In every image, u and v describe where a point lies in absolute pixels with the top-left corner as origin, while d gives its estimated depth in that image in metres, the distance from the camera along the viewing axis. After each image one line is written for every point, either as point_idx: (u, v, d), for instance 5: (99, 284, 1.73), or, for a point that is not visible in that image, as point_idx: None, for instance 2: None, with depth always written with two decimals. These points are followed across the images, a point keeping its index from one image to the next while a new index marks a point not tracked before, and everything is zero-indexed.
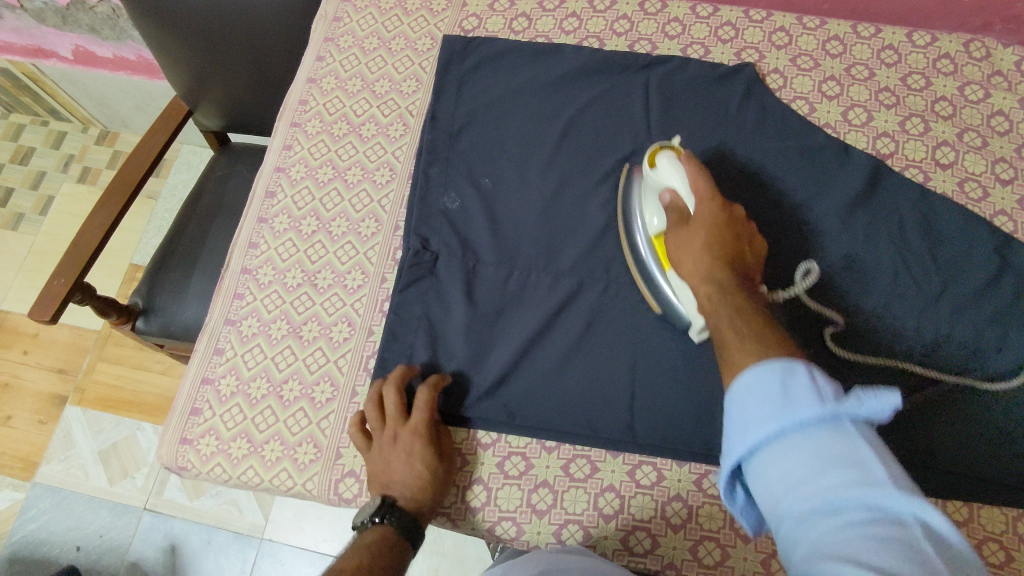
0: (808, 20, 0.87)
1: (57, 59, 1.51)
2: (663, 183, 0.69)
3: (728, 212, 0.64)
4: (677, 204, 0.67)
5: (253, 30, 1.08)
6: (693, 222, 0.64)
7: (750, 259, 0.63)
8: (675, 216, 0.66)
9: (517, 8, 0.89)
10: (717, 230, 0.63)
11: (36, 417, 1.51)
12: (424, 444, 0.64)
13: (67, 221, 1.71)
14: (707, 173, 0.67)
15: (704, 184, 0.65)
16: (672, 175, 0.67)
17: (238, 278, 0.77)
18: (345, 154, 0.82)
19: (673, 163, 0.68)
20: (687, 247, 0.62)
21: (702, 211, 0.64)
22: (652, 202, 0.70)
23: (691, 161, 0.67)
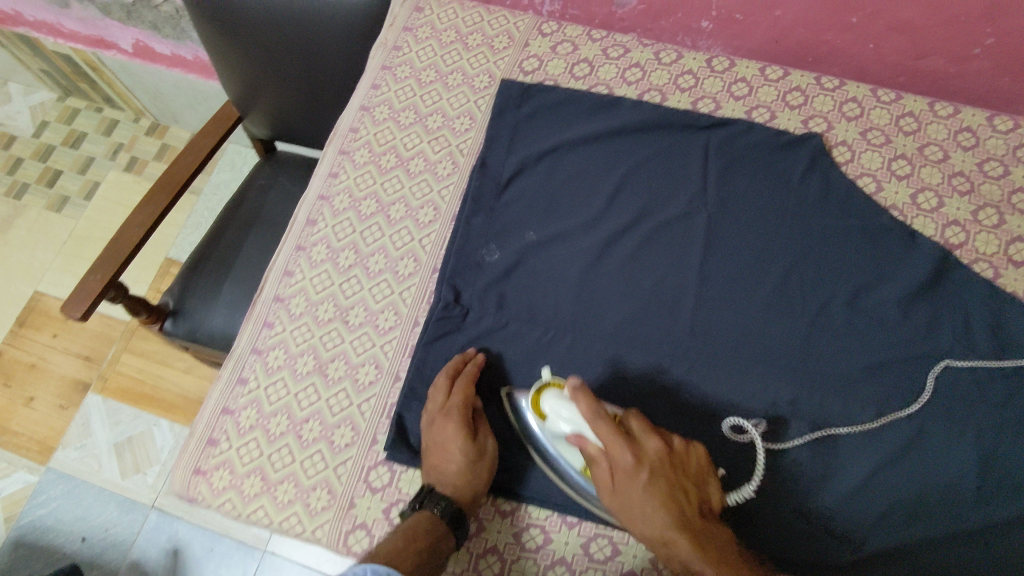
0: (883, 92, 0.83)
1: (117, 50, 1.53)
2: (564, 430, 0.62)
3: (645, 455, 0.59)
4: (592, 453, 0.61)
5: (311, 50, 1.08)
6: (620, 486, 0.59)
7: (693, 490, 0.59)
8: (602, 478, 0.61)
9: (579, 53, 0.87)
10: (657, 492, 0.58)
11: (57, 401, 1.52)
12: (456, 426, 0.64)
13: (109, 209, 1.73)
14: (604, 413, 0.60)
15: (607, 432, 0.59)
16: (574, 423, 0.61)
17: (270, 306, 0.75)
18: (390, 189, 0.80)
19: (566, 405, 0.62)
20: (633, 525, 0.59)
21: (627, 479, 0.59)
22: (566, 446, 0.65)
23: (579, 398, 0.60)
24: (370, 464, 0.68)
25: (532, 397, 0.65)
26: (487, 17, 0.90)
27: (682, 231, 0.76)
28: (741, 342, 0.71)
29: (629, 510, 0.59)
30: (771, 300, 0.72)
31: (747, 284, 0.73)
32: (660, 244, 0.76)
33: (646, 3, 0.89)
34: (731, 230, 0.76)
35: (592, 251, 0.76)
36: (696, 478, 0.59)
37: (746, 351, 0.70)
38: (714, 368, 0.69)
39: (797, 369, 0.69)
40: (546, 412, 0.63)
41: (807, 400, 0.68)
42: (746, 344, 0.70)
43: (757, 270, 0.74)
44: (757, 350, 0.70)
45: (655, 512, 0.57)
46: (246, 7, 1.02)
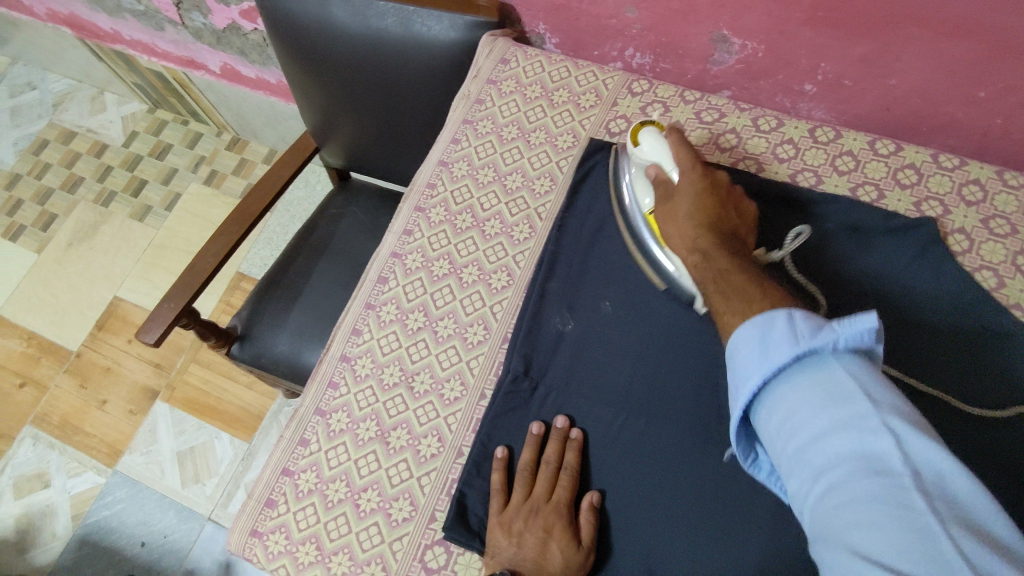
0: (1010, 175, 0.75)
1: (206, 71, 1.58)
2: (648, 158, 0.72)
3: (712, 178, 0.67)
4: (665, 177, 0.69)
5: (388, 99, 1.07)
6: (680, 192, 0.67)
7: (735, 220, 0.65)
8: (661, 194, 0.69)
9: (670, 115, 0.82)
10: (702, 199, 0.65)
11: (129, 405, 1.58)
12: (563, 526, 0.62)
13: (188, 220, 1.79)
14: (687, 144, 0.70)
15: (685, 152, 0.69)
16: (658, 153, 0.71)
17: (336, 365, 0.75)
18: (464, 250, 0.78)
19: (660, 139, 0.71)
20: (672, 225, 0.66)
21: (686, 189, 0.67)
22: (641, 180, 0.72)
23: (674, 133, 0.71)
24: (426, 543, 0.65)
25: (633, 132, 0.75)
26: (575, 72, 0.87)
27: None
28: None
29: (675, 212, 0.66)
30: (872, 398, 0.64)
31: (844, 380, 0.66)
32: None
33: (745, 63, 0.84)
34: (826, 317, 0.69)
35: (673, 333, 0.71)
36: (743, 224, 0.66)
37: None
38: None
39: None
40: (641, 141, 0.72)
41: None
42: None
43: None
44: None
45: (695, 229, 0.64)
46: (328, 52, 1.02)
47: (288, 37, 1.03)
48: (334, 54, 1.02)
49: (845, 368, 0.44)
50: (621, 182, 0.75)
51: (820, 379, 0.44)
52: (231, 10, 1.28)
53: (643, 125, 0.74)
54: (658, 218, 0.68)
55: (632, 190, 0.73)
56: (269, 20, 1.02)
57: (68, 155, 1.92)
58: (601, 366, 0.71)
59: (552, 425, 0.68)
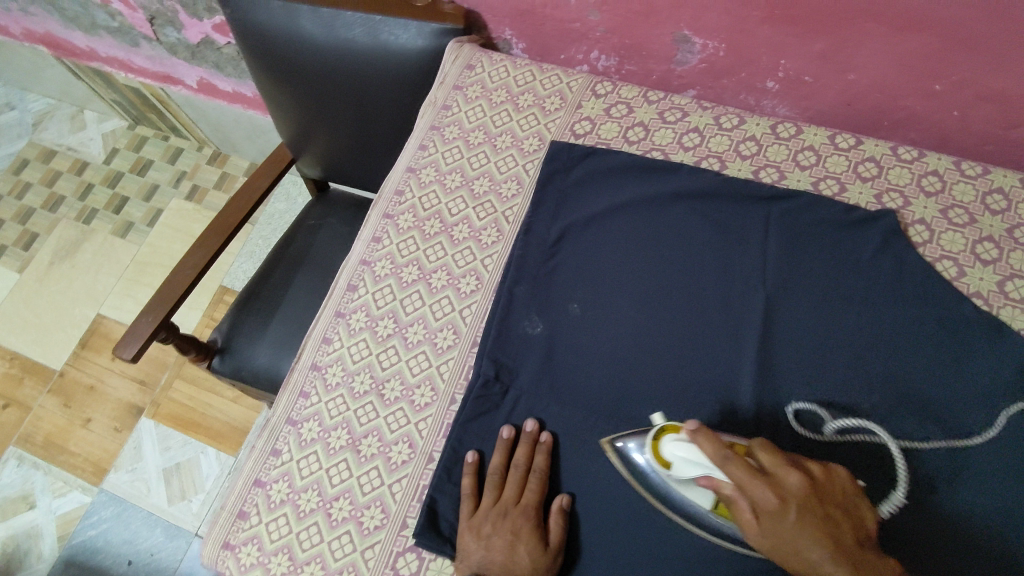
0: (968, 165, 0.76)
1: (183, 86, 1.58)
2: (693, 473, 0.57)
3: (789, 491, 0.53)
4: (726, 494, 0.55)
5: (359, 109, 1.07)
6: (763, 520, 0.53)
7: (844, 518, 0.53)
8: (744, 520, 0.54)
9: (634, 116, 0.83)
10: (810, 525, 0.52)
11: (113, 424, 1.57)
12: (531, 529, 0.62)
13: (170, 236, 1.79)
14: (739, 459, 0.54)
15: (742, 472, 0.53)
16: (702, 467, 0.56)
17: (307, 375, 0.75)
18: (433, 255, 0.78)
19: (693, 451, 0.56)
20: (782, 553, 0.53)
21: (774, 518, 0.53)
22: (687, 488, 0.59)
23: (701, 437, 0.56)
24: (398, 550, 0.65)
25: (652, 446, 0.60)
26: (539, 76, 0.87)
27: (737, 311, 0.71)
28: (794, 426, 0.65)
29: (781, 547, 0.53)
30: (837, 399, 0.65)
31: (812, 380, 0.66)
32: (715, 322, 0.71)
33: (707, 62, 0.85)
34: (789, 309, 0.70)
35: (640, 333, 0.71)
36: (847, 510, 0.53)
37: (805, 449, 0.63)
38: None
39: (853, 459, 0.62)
40: (670, 460, 0.58)
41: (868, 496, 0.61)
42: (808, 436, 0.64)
43: (817, 356, 0.68)
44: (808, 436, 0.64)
45: (807, 546, 0.51)
46: (297, 64, 1.02)
47: (257, 49, 1.03)
48: (304, 66, 1.02)
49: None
50: (622, 443, 0.63)
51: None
52: (203, 24, 1.28)
53: (661, 432, 0.60)
54: (744, 530, 0.55)
55: (671, 489, 0.60)
56: (238, 33, 1.02)
57: (49, 175, 1.91)
58: (569, 367, 0.71)
59: (523, 429, 0.68)
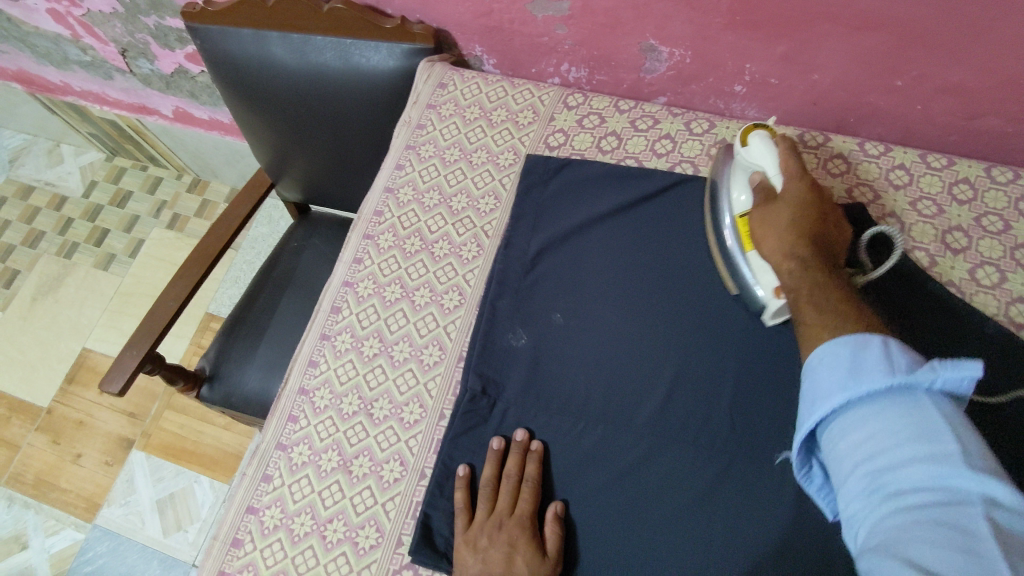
0: (933, 157, 0.77)
1: (159, 116, 1.58)
2: (754, 162, 0.69)
3: (817, 194, 0.64)
4: (764, 182, 0.67)
5: (335, 132, 1.08)
6: (778, 200, 0.64)
7: (832, 244, 0.62)
8: (762, 199, 0.66)
9: (606, 125, 0.84)
10: (804, 213, 0.62)
11: (104, 457, 1.56)
12: (528, 538, 0.63)
13: (153, 265, 1.78)
14: (799, 156, 0.67)
15: (795, 164, 0.66)
16: (766, 155, 0.68)
17: (295, 399, 0.75)
18: (415, 273, 0.79)
19: (771, 146, 0.68)
20: (771, 235, 0.63)
21: (789, 193, 0.64)
22: (740, 175, 0.71)
23: (788, 142, 0.68)
24: (395, 568, 0.66)
25: (746, 130, 0.72)
26: (511, 91, 0.88)
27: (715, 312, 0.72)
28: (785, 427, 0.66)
29: (774, 220, 0.63)
30: None
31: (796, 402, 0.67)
32: (695, 326, 0.72)
33: (675, 69, 0.87)
34: None
35: (624, 338, 0.73)
36: (840, 234, 0.64)
37: (790, 443, 0.65)
38: (758, 464, 0.65)
39: None
40: (750, 142, 0.69)
41: None
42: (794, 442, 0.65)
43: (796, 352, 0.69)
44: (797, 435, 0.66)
45: (788, 214, 0.62)
46: (271, 89, 1.03)
47: (231, 76, 1.04)
48: (278, 90, 1.03)
49: (939, 408, 0.43)
50: (720, 192, 0.73)
51: (908, 409, 0.44)
52: (176, 54, 1.28)
53: (756, 126, 0.72)
54: (755, 222, 0.66)
55: (729, 178, 0.72)
56: (212, 62, 1.04)
57: (28, 210, 1.90)
58: (555, 376, 0.72)
59: (512, 440, 0.69)
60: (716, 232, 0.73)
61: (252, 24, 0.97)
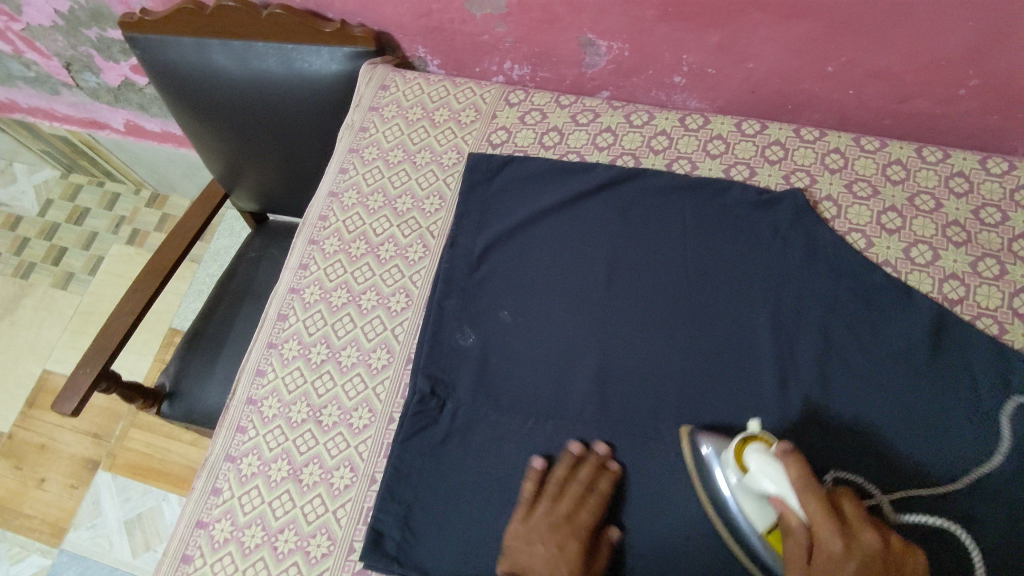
0: (866, 140, 0.79)
1: (110, 130, 1.56)
2: (764, 488, 0.57)
3: (859, 544, 0.51)
4: (791, 524, 0.54)
5: (281, 140, 1.07)
6: (820, 561, 0.51)
7: None
8: (795, 554, 0.53)
9: (548, 122, 0.84)
10: None
11: (68, 481, 1.53)
12: (579, 547, 0.60)
13: (113, 283, 1.75)
14: (812, 478, 0.55)
15: (816, 503, 0.53)
16: (776, 483, 0.56)
17: (243, 409, 0.74)
18: (361, 277, 0.79)
19: (773, 464, 0.56)
20: None
21: (830, 559, 0.51)
22: (749, 500, 0.58)
23: (792, 460, 0.55)
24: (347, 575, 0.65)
25: (736, 450, 0.60)
26: (453, 91, 0.88)
27: (658, 300, 0.73)
28: (734, 414, 0.67)
29: None
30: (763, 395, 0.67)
31: (742, 392, 0.67)
32: (642, 320, 0.72)
33: (616, 63, 0.87)
34: (709, 296, 0.72)
35: (570, 332, 0.73)
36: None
37: (736, 429, 0.66)
38: None
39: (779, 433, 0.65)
40: (749, 466, 0.58)
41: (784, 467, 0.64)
42: (743, 426, 0.66)
43: (738, 338, 0.70)
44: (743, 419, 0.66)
45: None
46: (215, 98, 1.02)
47: (175, 87, 1.02)
48: (222, 99, 1.02)
49: None
50: (710, 471, 0.62)
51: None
52: (121, 66, 1.27)
53: (749, 440, 0.60)
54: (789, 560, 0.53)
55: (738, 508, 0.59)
56: (154, 72, 1.02)
57: None
58: (503, 373, 0.72)
59: (593, 448, 0.67)
60: (728, 517, 0.60)
61: (191, 33, 0.96)
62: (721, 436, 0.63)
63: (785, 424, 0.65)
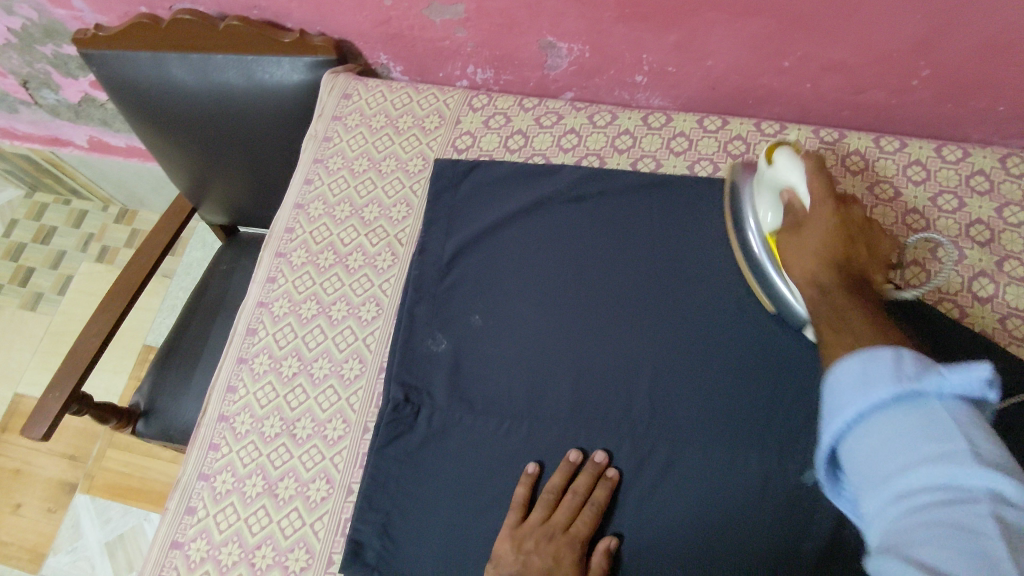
0: (825, 132, 0.80)
1: (73, 147, 1.53)
2: (783, 179, 0.65)
3: (846, 211, 0.60)
4: (795, 207, 0.63)
5: (247, 152, 1.06)
6: (807, 225, 0.60)
7: (863, 253, 0.58)
8: (788, 226, 0.62)
9: (512, 125, 0.85)
10: (832, 233, 0.58)
11: (46, 505, 1.50)
12: (574, 560, 0.62)
13: (84, 301, 1.72)
14: (828, 174, 0.63)
15: (822, 186, 0.61)
16: (791, 173, 0.64)
17: (215, 427, 0.73)
18: (330, 288, 0.78)
19: (796, 162, 0.64)
20: (799, 260, 0.59)
21: (818, 220, 0.60)
22: (768, 196, 0.67)
23: (814, 159, 0.64)
24: None
25: (767, 150, 0.68)
26: (417, 97, 0.88)
27: (628, 300, 0.74)
28: (707, 406, 0.68)
29: (802, 247, 0.60)
30: (733, 388, 0.68)
31: (712, 386, 0.68)
32: (613, 318, 0.73)
33: (577, 64, 0.88)
34: (680, 292, 0.73)
35: (542, 333, 0.73)
36: (875, 249, 0.60)
37: (710, 422, 0.67)
38: (679, 446, 0.66)
39: (749, 426, 0.66)
40: (776, 160, 0.66)
41: (756, 458, 0.65)
42: (715, 418, 0.67)
43: (708, 333, 0.71)
44: (716, 412, 0.67)
45: (818, 239, 0.59)
46: (177, 112, 1.01)
47: (135, 102, 1.01)
48: (183, 113, 1.01)
49: (950, 412, 0.37)
50: (742, 207, 0.71)
51: (915, 412, 0.38)
52: (80, 82, 1.24)
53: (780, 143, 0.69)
54: (782, 246, 0.62)
55: (755, 202, 0.69)
56: (113, 88, 1.00)
57: None
58: (476, 378, 0.72)
59: (591, 457, 0.67)
60: (742, 242, 0.71)
61: (148, 47, 0.95)
62: (755, 173, 0.71)
63: (753, 417, 0.66)
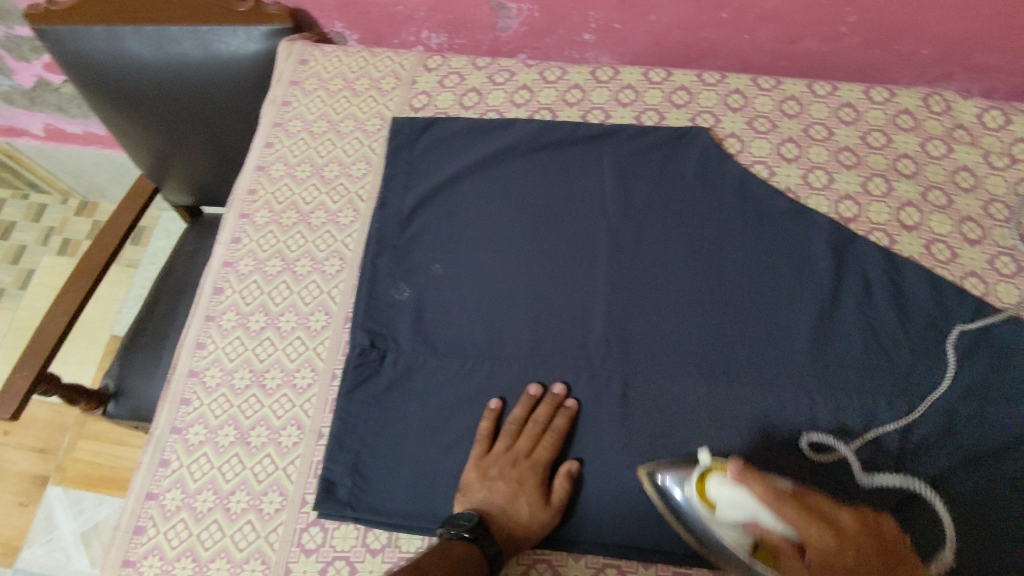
0: (763, 80, 0.84)
1: (29, 136, 1.51)
2: (738, 517, 0.57)
3: (846, 531, 0.55)
4: (775, 540, 0.55)
5: (206, 126, 1.06)
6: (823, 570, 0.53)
7: (880, 537, 0.55)
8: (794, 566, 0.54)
9: (466, 83, 0.87)
10: (863, 559, 0.53)
11: (17, 499, 1.49)
12: (537, 482, 0.65)
13: (47, 295, 1.70)
14: (782, 486, 0.56)
15: (801, 513, 0.54)
16: (746, 508, 0.56)
17: (185, 382, 0.75)
18: (294, 245, 0.80)
19: (737, 487, 0.57)
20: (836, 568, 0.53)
21: (832, 558, 0.53)
22: (718, 526, 0.58)
23: (754, 478, 0.56)
24: (302, 526, 0.67)
25: (696, 486, 0.60)
26: (372, 60, 0.90)
27: (581, 243, 0.77)
28: (659, 337, 0.72)
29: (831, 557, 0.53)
30: (683, 321, 0.72)
31: (662, 321, 0.72)
32: (569, 261, 0.76)
33: (527, 25, 0.90)
34: (631, 235, 0.77)
35: (502, 278, 0.76)
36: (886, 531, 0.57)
37: (661, 352, 0.71)
38: (634, 377, 0.70)
39: (697, 355, 0.71)
40: (715, 501, 0.58)
41: (704, 384, 0.69)
42: (666, 349, 0.71)
43: (658, 272, 0.75)
44: (668, 342, 0.71)
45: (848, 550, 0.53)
46: (133, 87, 1.01)
47: (89, 78, 1.01)
48: (140, 87, 1.01)
49: None
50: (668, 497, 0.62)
51: None
52: (33, 65, 1.24)
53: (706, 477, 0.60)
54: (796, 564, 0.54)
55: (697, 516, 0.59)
56: (66, 64, 1.00)
57: None
58: (439, 322, 0.74)
59: (550, 389, 0.70)
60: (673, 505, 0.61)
61: (101, 20, 0.95)
62: (674, 463, 0.62)
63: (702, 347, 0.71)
